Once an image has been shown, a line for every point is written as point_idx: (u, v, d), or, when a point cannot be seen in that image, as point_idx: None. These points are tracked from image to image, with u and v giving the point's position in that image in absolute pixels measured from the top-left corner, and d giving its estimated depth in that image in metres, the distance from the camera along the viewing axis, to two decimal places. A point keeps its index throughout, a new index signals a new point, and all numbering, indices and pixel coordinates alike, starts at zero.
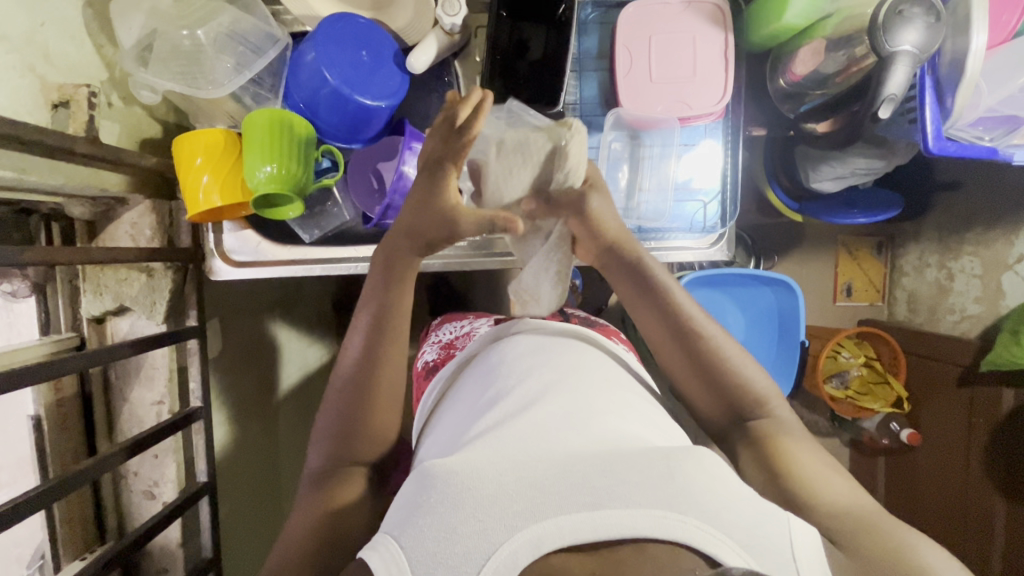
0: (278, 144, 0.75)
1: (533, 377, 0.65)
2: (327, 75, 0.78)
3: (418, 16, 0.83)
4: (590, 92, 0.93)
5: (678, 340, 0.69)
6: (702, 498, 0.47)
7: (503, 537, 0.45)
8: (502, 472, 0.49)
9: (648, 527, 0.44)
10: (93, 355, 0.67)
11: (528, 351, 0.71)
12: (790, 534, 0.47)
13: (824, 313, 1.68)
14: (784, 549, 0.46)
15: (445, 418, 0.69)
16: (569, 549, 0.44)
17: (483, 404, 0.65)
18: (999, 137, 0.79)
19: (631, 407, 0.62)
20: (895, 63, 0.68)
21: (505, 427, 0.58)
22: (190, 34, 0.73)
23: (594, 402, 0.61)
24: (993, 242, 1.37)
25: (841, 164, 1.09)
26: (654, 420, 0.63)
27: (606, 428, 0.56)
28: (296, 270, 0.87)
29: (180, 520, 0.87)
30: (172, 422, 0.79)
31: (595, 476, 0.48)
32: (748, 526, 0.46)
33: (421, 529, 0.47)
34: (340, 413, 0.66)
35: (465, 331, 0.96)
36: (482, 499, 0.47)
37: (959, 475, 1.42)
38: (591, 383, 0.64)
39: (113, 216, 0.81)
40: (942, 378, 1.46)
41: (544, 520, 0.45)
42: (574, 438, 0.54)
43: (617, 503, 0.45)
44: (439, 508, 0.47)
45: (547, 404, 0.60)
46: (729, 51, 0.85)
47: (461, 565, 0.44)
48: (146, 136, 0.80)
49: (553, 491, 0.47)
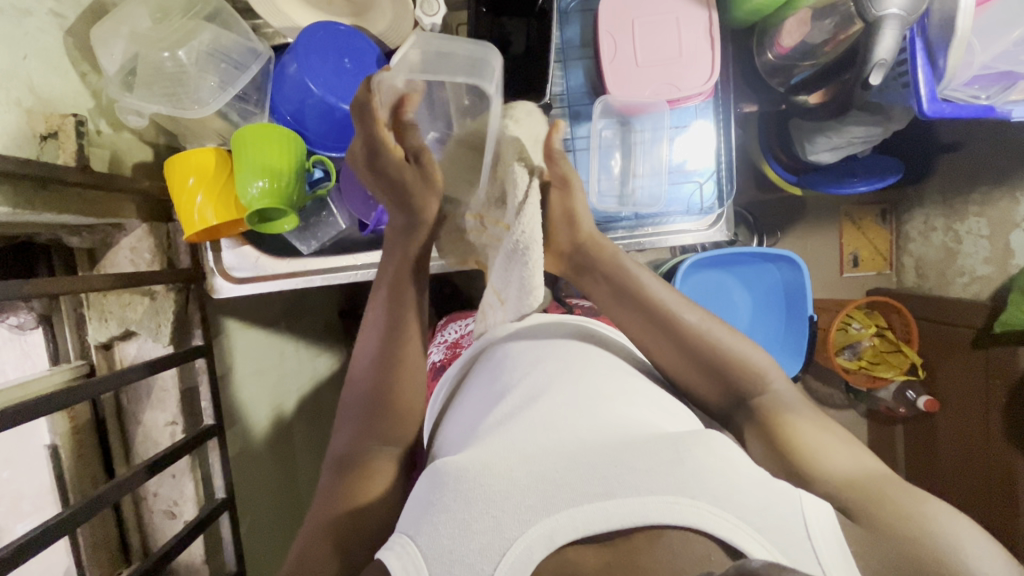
0: (267, 159, 0.75)
1: (538, 369, 0.65)
2: (311, 86, 0.77)
3: (399, 18, 0.83)
4: (576, 81, 0.91)
5: (667, 336, 0.66)
6: (712, 484, 0.46)
7: (518, 532, 0.45)
8: (512, 466, 0.50)
9: (659, 516, 0.44)
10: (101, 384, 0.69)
11: (532, 343, 0.71)
12: (805, 515, 0.46)
13: (831, 285, 1.67)
14: (796, 523, 0.45)
15: (455, 416, 0.69)
16: (582, 541, 0.45)
17: (488, 399, 0.65)
18: (996, 94, 0.78)
19: (638, 390, 0.63)
20: (882, 28, 0.66)
21: (516, 418, 0.58)
22: (170, 56, 0.72)
23: (602, 386, 0.61)
24: (1000, 201, 1.35)
25: (837, 135, 1.08)
26: (664, 404, 0.62)
27: (615, 416, 0.56)
28: (297, 282, 0.89)
29: (202, 537, 0.88)
30: (188, 441, 0.81)
31: (605, 465, 0.48)
32: (760, 508, 0.45)
33: (435, 526, 0.47)
34: (356, 408, 0.66)
35: (469, 329, 0.96)
36: (494, 494, 0.47)
37: (980, 438, 1.41)
38: (599, 368, 0.65)
39: (111, 242, 0.81)
40: (955, 342, 1.45)
41: (556, 513, 0.46)
42: (586, 425, 0.55)
43: (628, 492, 0.46)
44: (452, 506, 0.48)
45: (553, 394, 0.60)
46: (713, 28, 0.84)
47: (478, 562, 0.45)
48: (138, 160, 0.80)
49: (563, 482, 0.47)
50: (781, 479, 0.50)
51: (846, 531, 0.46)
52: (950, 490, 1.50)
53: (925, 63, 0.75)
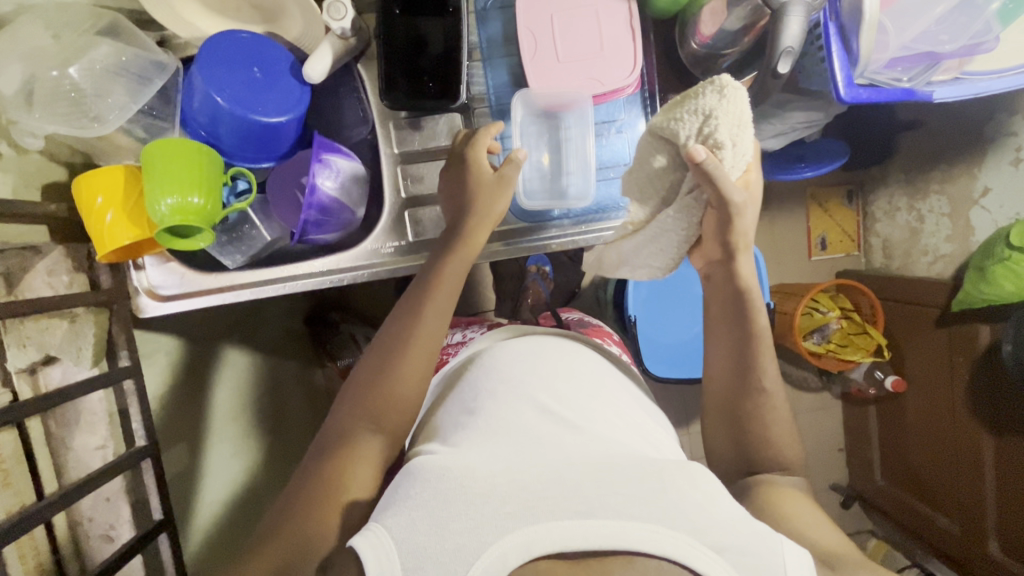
0: (177, 175, 0.74)
1: (526, 386, 0.66)
2: (217, 99, 0.75)
3: (310, 23, 0.81)
4: (500, 79, 0.89)
5: (737, 374, 0.70)
6: (691, 514, 0.49)
7: (494, 537, 0.47)
8: (495, 474, 0.52)
9: (637, 541, 0.46)
10: (22, 409, 0.69)
11: (525, 357, 0.71)
12: (785, 565, 0.48)
13: (800, 269, 1.66)
14: (774, 565, 0.48)
15: (439, 418, 0.70)
16: (556, 556, 0.46)
17: (469, 406, 0.65)
18: (917, 75, 0.77)
19: (619, 416, 0.66)
20: (785, 16, 0.65)
21: (505, 435, 0.60)
22: (60, 74, 0.70)
23: (595, 415, 0.64)
24: (958, 177, 1.35)
25: (780, 121, 1.08)
26: (647, 432, 0.67)
27: (605, 445, 0.59)
28: (224, 297, 0.86)
29: (141, 558, 0.88)
30: (116, 464, 0.80)
31: (589, 486, 0.50)
32: (737, 542, 0.48)
33: (415, 521, 0.49)
34: (362, 380, 0.64)
35: (459, 340, 0.92)
36: (475, 496, 0.50)
37: (947, 418, 1.40)
38: (590, 392, 0.67)
39: (26, 265, 0.78)
40: (921, 322, 1.44)
41: (535, 525, 0.47)
42: (575, 450, 0.57)
43: (609, 514, 0.48)
44: (432, 504, 0.50)
45: (543, 415, 0.62)
46: (634, 19, 0.83)
47: (451, 562, 0.47)
48: (50, 181, 0.78)
49: (545, 495, 0.49)
50: (763, 522, 0.52)
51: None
52: (920, 470, 1.51)
53: (840, 48, 0.74)
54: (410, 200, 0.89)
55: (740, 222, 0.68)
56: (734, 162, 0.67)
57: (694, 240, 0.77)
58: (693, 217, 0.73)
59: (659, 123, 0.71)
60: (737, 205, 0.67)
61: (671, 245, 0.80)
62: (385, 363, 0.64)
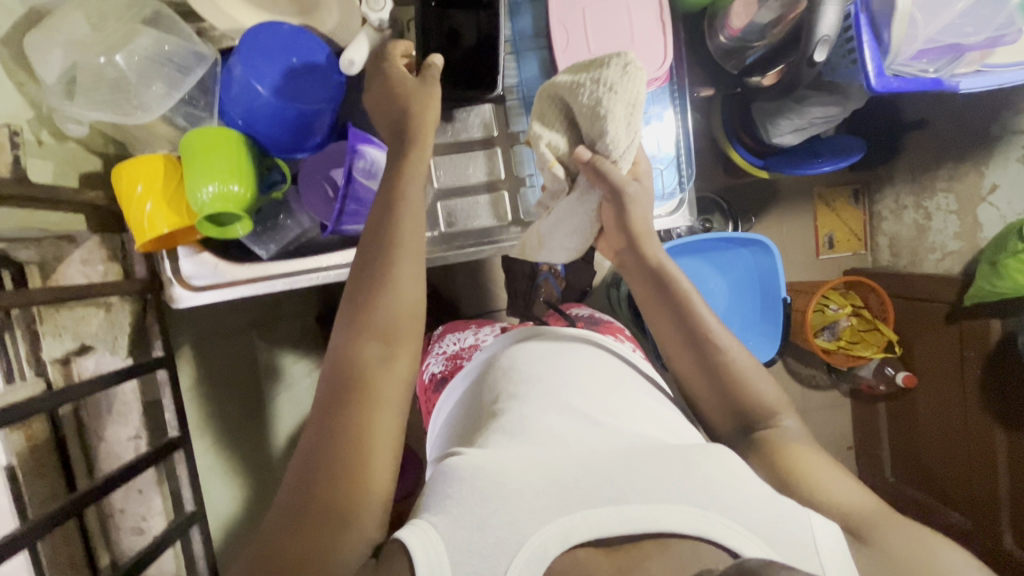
0: (217, 164, 0.74)
1: (545, 378, 0.65)
2: (258, 88, 0.77)
3: (346, 16, 0.82)
4: (530, 72, 0.90)
5: (691, 346, 0.70)
6: (721, 495, 0.51)
7: (533, 529, 0.48)
8: (528, 470, 0.52)
9: (670, 523, 0.48)
10: (80, 388, 0.70)
11: (541, 354, 0.70)
12: (813, 529, 0.50)
13: (809, 267, 1.68)
14: (806, 540, 0.49)
15: (460, 419, 0.70)
16: (595, 543, 0.48)
17: (493, 404, 0.65)
18: (943, 67, 0.79)
19: (642, 403, 0.66)
20: (823, 4, 0.67)
21: (528, 422, 0.60)
22: (107, 61, 0.70)
23: (614, 400, 0.64)
24: (965, 175, 1.37)
25: (798, 117, 1.09)
26: (663, 419, 0.65)
27: (625, 428, 0.60)
28: (259, 287, 0.87)
29: (172, 551, 0.87)
30: (149, 456, 0.79)
31: (619, 473, 0.52)
32: (767, 519, 0.50)
33: (454, 516, 0.49)
34: (358, 308, 0.60)
35: (471, 342, 0.92)
36: (511, 492, 0.50)
37: (958, 413, 1.42)
38: (605, 376, 0.67)
39: (62, 255, 0.79)
40: (930, 317, 1.46)
41: (571, 514, 0.49)
42: (598, 436, 0.58)
43: (640, 499, 0.50)
44: (469, 500, 0.50)
45: (562, 402, 0.62)
46: (664, 12, 0.85)
47: (495, 555, 0.47)
48: (86, 170, 0.78)
49: (578, 488, 0.51)
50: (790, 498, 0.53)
51: (851, 548, 0.51)
52: (930, 465, 1.52)
53: (871, 39, 0.76)
54: (444, 192, 0.89)
55: (635, 211, 0.70)
56: (625, 148, 0.64)
57: (597, 230, 0.76)
58: (589, 208, 0.71)
59: (564, 85, 0.64)
60: (630, 195, 0.67)
61: (587, 219, 0.73)
62: (374, 296, 0.60)
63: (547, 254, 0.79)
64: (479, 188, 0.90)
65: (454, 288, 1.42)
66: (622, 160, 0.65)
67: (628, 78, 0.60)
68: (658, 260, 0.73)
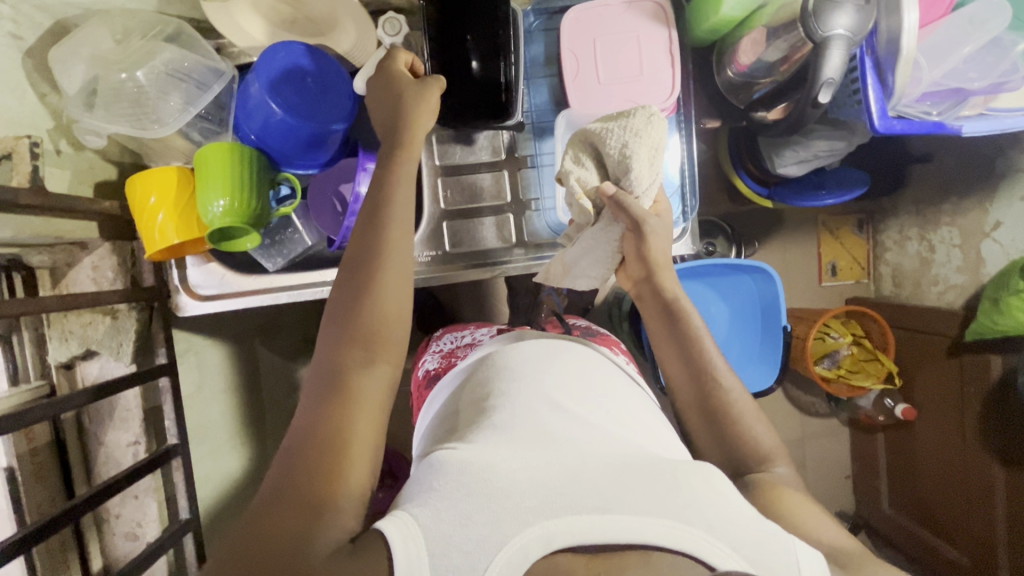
0: (230, 178, 0.76)
1: (543, 379, 0.65)
2: (273, 105, 0.78)
3: (361, 38, 0.83)
4: (541, 98, 0.92)
5: (693, 380, 0.71)
6: (708, 512, 0.49)
7: (515, 530, 0.47)
8: (517, 470, 0.51)
9: (654, 536, 0.47)
10: (81, 397, 0.71)
11: (536, 353, 0.70)
12: (799, 556, 0.49)
13: (811, 295, 1.68)
14: (790, 566, 0.48)
15: (446, 414, 0.69)
16: (575, 549, 0.47)
17: (487, 398, 0.64)
18: (948, 110, 0.81)
19: (635, 414, 0.65)
20: (829, 48, 0.68)
21: (518, 424, 0.58)
22: (129, 76, 0.73)
23: (609, 411, 0.63)
24: (969, 211, 1.38)
25: (803, 148, 1.11)
26: (655, 429, 0.65)
27: (618, 439, 0.59)
28: (264, 299, 0.88)
29: (165, 558, 0.87)
30: (148, 462, 0.80)
31: (605, 483, 0.51)
32: (752, 540, 0.48)
33: (438, 508, 0.48)
34: (343, 311, 0.60)
35: (466, 341, 0.94)
36: (498, 491, 0.49)
37: (957, 447, 1.41)
38: (596, 384, 0.67)
39: (73, 261, 0.81)
40: (930, 350, 1.46)
41: (555, 519, 0.48)
42: (588, 441, 0.57)
43: (626, 510, 0.48)
44: (455, 494, 0.49)
45: (554, 405, 0.61)
46: (673, 46, 0.86)
47: (475, 552, 0.46)
48: (101, 179, 0.80)
49: (565, 493, 0.50)
50: (776, 523, 0.52)
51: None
52: (928, 498, 1.51)
53: (875, 82, 0.76)
54: (450, 213, 0.91)
55: (653, 246, 0.72)
56: (648, 186, 0.66)
57: (618, 262, 0.76)
58: (612, 238, 0.71)
59: (593, 129, 0.67)
60: (652, 227, 0.69)
61: (610, 251, 0.73)
62: (358, 297, 0.60)
63: (571, 283, 0.77)
64: (485, 210, 0.91)
65: (456, 301, 1.43)
66: (645, 197, 0.67)
67: (656, 129, 0.64)
68: (674, 296, 0.74)
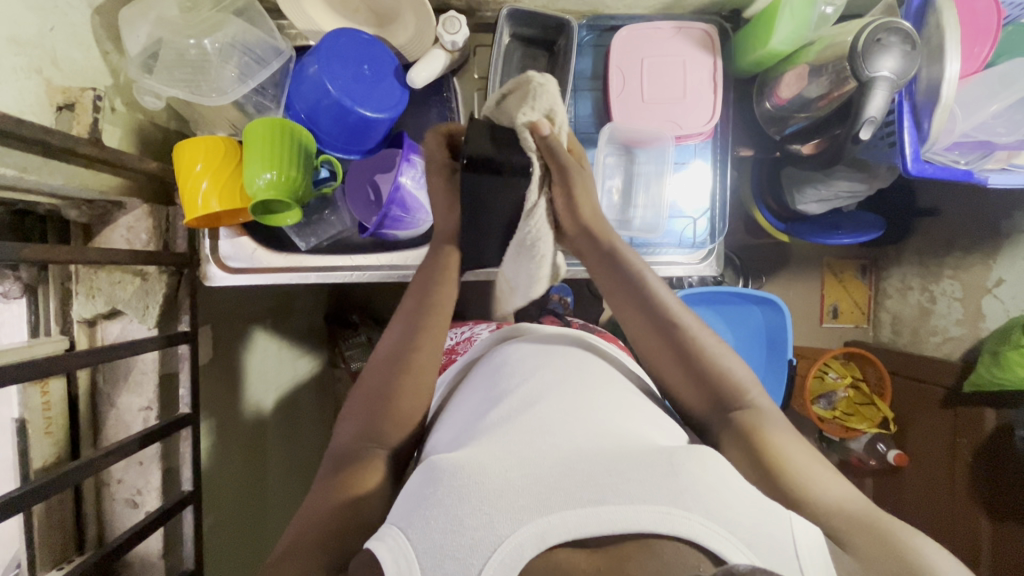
0: (279, 154, 0.76)
1: (536, 378, 0.62)
2: (329, 86, 0.79)
3: (419, 34, 0.86)
4: (584, 111, 0.95)
5: (650, 318, 0.67)
6: (704, 497, 0.45)
7: (509, 530, 0.44)
8: (509, 468, 0.48)
9: (652, 524, 0.43)
10: (112, 351, 0.70)
11: (533, 353, 0.68)
12: (796, 540, 0.45)
13: (812, 333, 1.71)
14: (786, 545, 0.45)
15: (449, 417, 0.66)
16: (575, 545, 0.43)
17: (484, 403, 0.62)
18: (974, 160, 0.85)
19: (630, 404, 0.61)
20: (872, 88, 0.72)
21: (512, 422, 0.55)
22: (196, 43, 0.74)
23: (607, 402, 0.59)
24: (972, 266, 1.40)
25: (825, 187, 1.15)
26: (656, 419, 0.61)
27: (611, 425, 0.55)
28: (291, 277, 0.89)
29: (161, 530, 0.86)
30: (163, 426, 0.79)
31: (600, 473, 0.47)
32: (751, 524, 0.45)
33: (429, 519, 0.46)
34: (366, 406, 0.65)
35: (466, 336, 0.96)
36: (489, 492, 0.46)
37: (945, 498, 1.42)
38: (596, 380, 0.63)
39: (109, 219, 0.81)
40: (926, 398, 1.48)
41: (550, 514, 0.44)
42: (582, 431, 0.53)
43: (620, 499, 0.44)
44: (445, 501, 0.46)
45: (551, 403, 0.58)
46: (717, 73, 0.89)
47: (467, 557, 0.43)
48: (147, 141, 0.82)
49: (559, 486, 0.46)
50: (772, 500, 0.49)
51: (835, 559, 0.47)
52: None
53: (911, 126, 0.80)
54: None
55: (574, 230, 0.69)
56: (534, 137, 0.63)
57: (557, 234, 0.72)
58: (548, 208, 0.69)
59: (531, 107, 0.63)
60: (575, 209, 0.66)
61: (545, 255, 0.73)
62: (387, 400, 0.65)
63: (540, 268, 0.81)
64: None
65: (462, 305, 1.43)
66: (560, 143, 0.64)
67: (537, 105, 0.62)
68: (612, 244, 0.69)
